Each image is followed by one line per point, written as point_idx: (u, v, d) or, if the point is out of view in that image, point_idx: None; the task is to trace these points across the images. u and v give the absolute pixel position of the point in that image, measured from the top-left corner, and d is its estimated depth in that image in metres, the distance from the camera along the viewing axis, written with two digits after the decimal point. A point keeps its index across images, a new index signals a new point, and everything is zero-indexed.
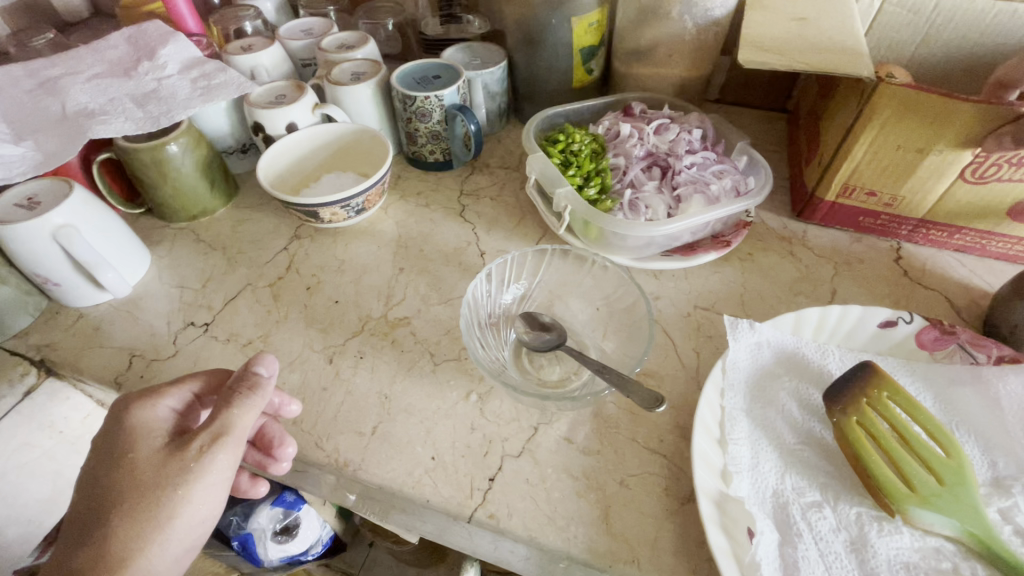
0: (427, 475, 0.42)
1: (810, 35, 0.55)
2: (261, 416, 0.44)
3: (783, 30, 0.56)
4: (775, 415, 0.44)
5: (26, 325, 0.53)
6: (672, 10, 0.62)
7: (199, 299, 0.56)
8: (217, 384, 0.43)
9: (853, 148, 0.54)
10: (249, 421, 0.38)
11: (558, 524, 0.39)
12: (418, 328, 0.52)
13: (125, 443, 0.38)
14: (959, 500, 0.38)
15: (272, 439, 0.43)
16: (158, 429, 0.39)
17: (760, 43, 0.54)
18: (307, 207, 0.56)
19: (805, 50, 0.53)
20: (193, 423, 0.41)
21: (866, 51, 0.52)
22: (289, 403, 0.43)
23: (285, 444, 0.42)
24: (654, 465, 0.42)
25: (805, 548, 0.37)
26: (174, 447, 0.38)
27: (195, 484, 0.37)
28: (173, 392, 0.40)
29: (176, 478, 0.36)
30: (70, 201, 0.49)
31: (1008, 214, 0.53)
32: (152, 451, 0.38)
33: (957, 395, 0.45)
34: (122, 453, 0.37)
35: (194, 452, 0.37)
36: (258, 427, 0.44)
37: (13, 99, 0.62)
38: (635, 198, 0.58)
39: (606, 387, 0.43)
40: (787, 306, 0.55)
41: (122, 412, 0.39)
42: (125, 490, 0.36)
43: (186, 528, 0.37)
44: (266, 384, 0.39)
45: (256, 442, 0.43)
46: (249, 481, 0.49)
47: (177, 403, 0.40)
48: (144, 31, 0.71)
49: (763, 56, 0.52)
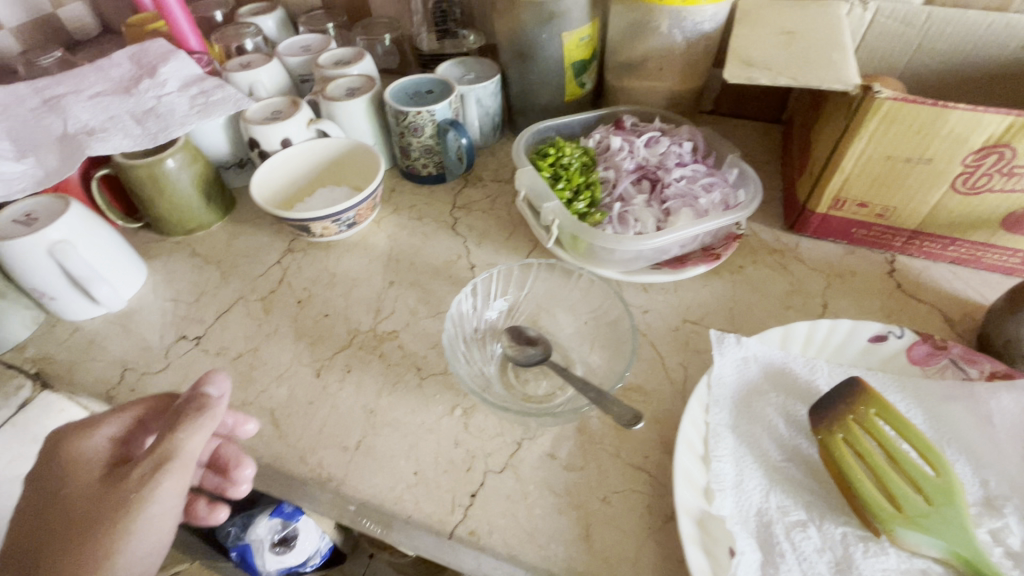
0: (408, 490, 0.42)
1: (798, 49, 0.55)
2: (215, 439, 0.44)
3: (771, 43, 0.56)
4: (760, 431, 0.44)
5: (24, 337, 0.54)
6: (662, 25, 0.62)
7: (192, 312, 0.56)
8: (163, 409, 0.43)
9: (843, 160, 0.53)
10: (197, 445, 0.37)
11: (538, 541, 0.39)
12: (405, 342, 0.52)
13: (62, 477, 0.38)
14: (947, 520, 0.37)
15: (228, 460, 0.43)
16: (99, 461, 0.39)
17: (748, 58, 0.54)
18: (298, 221, 0.57)
19: (793, 64, 0.53)
20: (137, 451, 0.41)
21: (853, 64, 0.52)
22: (243, 422, 0.44)
23: (241, 465, 0.42)
24: (637, 481, 0.42)
25: (787, 568, 0.37)
26: (111, 479, 0.38)
27: (139, 513, 0.36)
28: (110, 422, 0.41)
29: (113, 509, 0.36)
30: (66, 218, 0.50)
31: (1003, 226, 0.53)
32: (90, 483, 0.38)
33: (949, 412, 0.44)
34: (61, 486, 0.38)
35: (134, 479, 0.37)
36: (214, 450, 0.44)
37: (18, 117, 0.64)
38: (624, 211, 0.58)
39: (589, 402, 0.43)
40: (777, 319, 0.54)
41: (62, 445, 0.40)
42: (69, 522, 0.36)
43: (133, 562, 0.36)
44: (213, 403, 0.38)
45: (215, 464, 0.44)
46: (207, 508, 0.46)
47: (116, 432, 0.41)
48: (147, 49, 0.73)
49: (750, 70, 0.53)
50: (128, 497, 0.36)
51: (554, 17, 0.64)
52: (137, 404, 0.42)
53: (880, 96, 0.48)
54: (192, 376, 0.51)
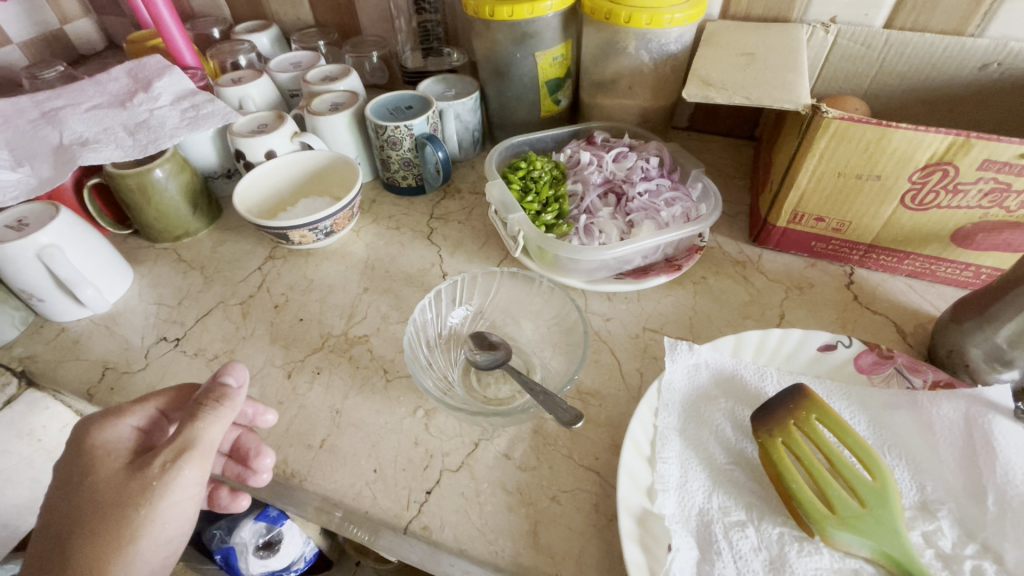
0: (367, 487, 0.44)
1: (755, 70, 0.57)
2: (237, 428, 0.46)
3: (730, 64, 0.58)
4: (707, 434, 0.45)
5: (12, 337, 0.57)
6: (630, 46, 0.65)
7: (174, 315, 0.59)
8: (183, 400, 0.44)
9: (798, 176, 0.55)
10: (216, 434, 0.39)
11: (487, 536, 0.41)
12: (375, 346, 0.54)
13: (88, 463, 0.39)
14: (879, 522, 0.39)
15: (250, 450, 0.44)
16: (121, 450, 0.40)
17: (707, 78, 0.57)
18: (277, 229, 0.59)
19: (749, 84, 0.55)
20: (158, 439, 0.41)
21: (806, 85, 0.54)
22: (264, 413, 0.45)
23: (262, 455, 0.44)
24: (586, 482, 0.44)
25: (723, 566, 0.38)
26: (135, 465, 0.38)
27: (162, 499, 0.37)
28: (135, 411, 0.42)
29: (138, 496, 0.37)
30: (56, 223, 0.52)
31: (952, 240, 0.54)
32: (113, 472, 0.38)
33: (891, 418, 0.46)
34: (84, 473, 0.38)
35: (156, 468, 0.37)
36: (236, 439, 0.46)
37: (17, 129, 0.67)
38: (590, 223, 0.60)
39: (542, 404, 0.45)
40: (734, 329, 0.56)
41: (84, 435, 0.40)
42: (90, 509, 0.37)
43: (154, 545, 0.38)
44: (234, 394, 0.39)
45: (236, 454, 0.45)
46: (229, 496, 0.49)
47: (140, 421, 0.42)
48: (143, 65, 0.76)
49: (707, 90, 0.55)
50: (150, 485, 0.37)
51: (526, 38, 0.67)
52: (158, 394, 0.42)
53: (827, 115, 0.50)
54: (169, 376, 0.53)
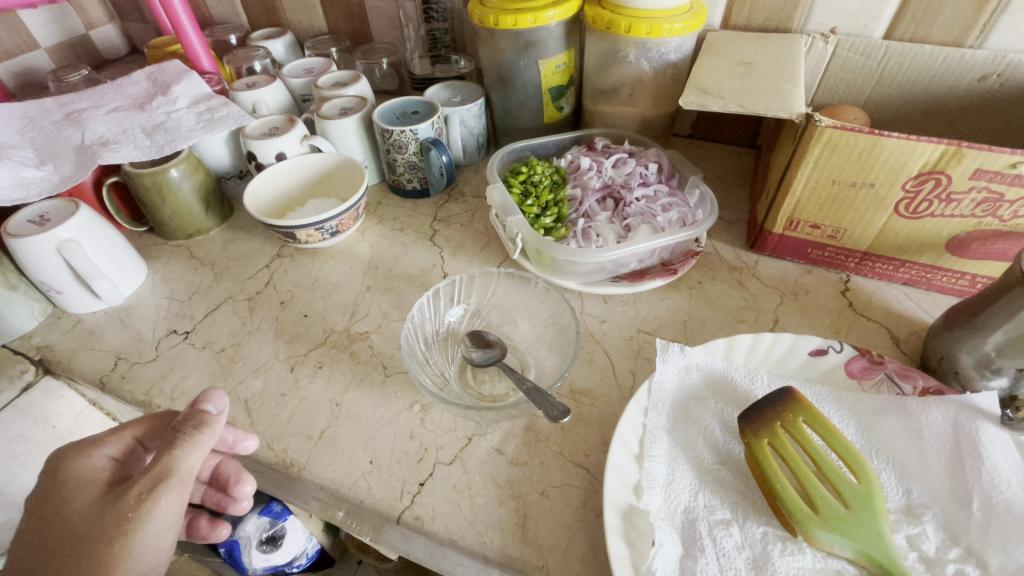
0: (363, 477, 0.46)
1: (752, 79, 0.58)
2: (217, 456, 0.48)
3: (728, 74, 0.60)
4: (695, 434, 0.46)
5: (31, 327, 0.60)
6: (630, 55, 0.67)
7: (184, 310, 0.61)
8: (160, 428, 0.44)
9: (793, 183, 0.56)
10: (193, 463, 0.39)
11: (477, 528, 0.42)
12: (375, 343, 0.56)
13: (63, 495, 0.39)
14: (863, 524, 0.39)
15: (230, 477, 0.47)
16: (97, 480, 0.41)
17: (705, 86, 0.58)
18: (285, 228, 0.61)
19: (745, 93, 0.56)
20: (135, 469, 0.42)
21: (802, 94, 0.55)
22: (244, 439, 0.45)
23: (242, 483, 0.47)
24: (576, 477, 0.45)
25: (705, 562, 0.39)
26: (110, 497, 0.39)
27: (136, 532, 0.37)
28: (111, 441, 0.43)
29: (112, 529, 0.37)
30: (76, 219, 0.55)
31: (947, 249, 0.55)
32: (89, 502, 0.39)
33: (880, 423, 0.46)
34: (60, 505, 0.39)
35: (130, 500, 0.38)
36: (214, 467, 0.48)
37: (42, 129, 0.70)
38: (588, 227, 0.61)
39: (533, 400, 0.46)
40: (728, 333, 0.57)
41: (60, 467, 0.41)
42: (67, 539, 0.38)
43: None
44: (211, 422, 0.40)
45: (216, 482, 0.48)
46: (209, 526, 0.52)
47: (116, 451, 0.43)
48: (163, 69, 0.79)
49: (704, 98, 0.56)
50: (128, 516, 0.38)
51: (530, 46, 0.68)
52: (134, 424, 0.43)
53: (820, 124, 0.51)
54: (178, 367, 0.55)
